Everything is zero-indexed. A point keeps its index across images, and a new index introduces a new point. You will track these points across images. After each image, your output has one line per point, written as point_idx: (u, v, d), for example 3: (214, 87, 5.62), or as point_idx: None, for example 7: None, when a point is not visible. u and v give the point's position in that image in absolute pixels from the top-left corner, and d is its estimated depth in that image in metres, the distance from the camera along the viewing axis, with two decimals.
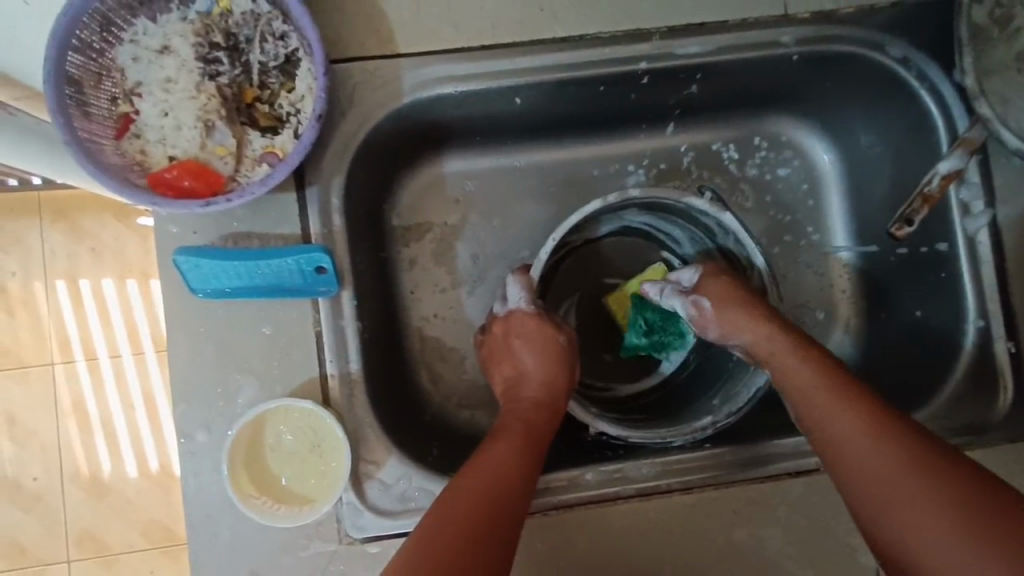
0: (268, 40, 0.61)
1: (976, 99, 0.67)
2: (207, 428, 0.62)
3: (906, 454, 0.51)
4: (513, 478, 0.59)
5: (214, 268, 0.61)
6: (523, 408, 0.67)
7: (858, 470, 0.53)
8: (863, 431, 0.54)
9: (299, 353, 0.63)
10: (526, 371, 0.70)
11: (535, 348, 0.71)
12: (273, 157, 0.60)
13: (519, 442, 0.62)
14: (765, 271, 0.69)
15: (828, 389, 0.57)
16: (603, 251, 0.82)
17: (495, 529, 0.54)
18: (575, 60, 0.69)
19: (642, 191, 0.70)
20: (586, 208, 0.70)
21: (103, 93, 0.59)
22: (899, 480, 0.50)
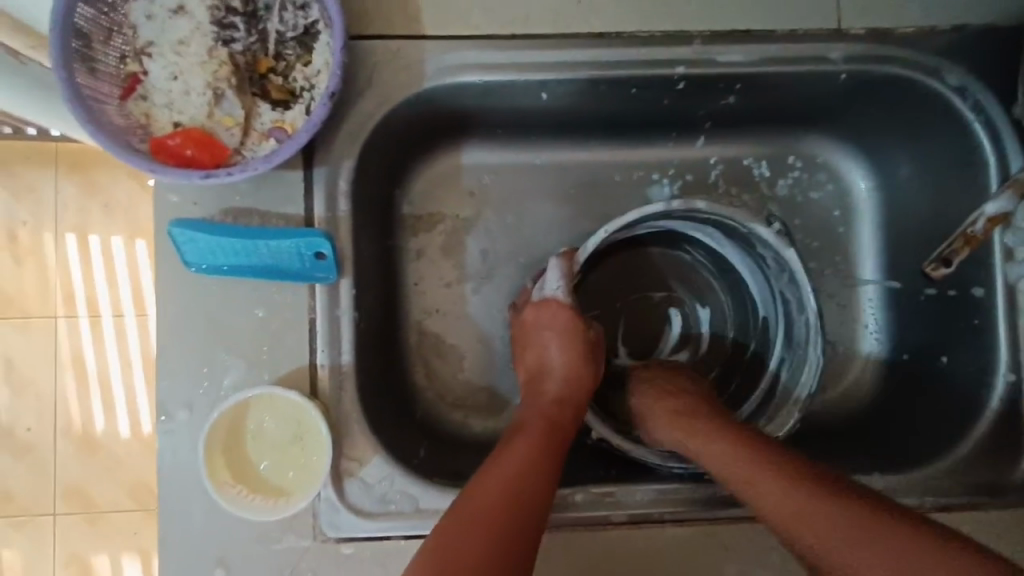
0: (288, 9, 0.58)
1: None
2: (189, 407, 0.60)
3: (839, 510, 0.49)
4: (535, 468, 0.56)
5: (210, 243, 0.58)
6: (548, 402, 0.64)
7: (819, 535, 0.49)
8: (810, 498, 0.50)
9: (290, 338, 0.60)
10: (557, 368, 0.67)
11: (573, 345, 0.68)
12: (282, 133, 0.58)
13: (544, 438, 0.60)
14: (815, 313, 0.69)
15: (748, 456, 0.55)
16: (649, 262, 0.80)
17: (519, 526, 0.52)
18: (607, 59, 0.65)
19: (710, 204, 0.68)
20: (646, 208, 0.68)
21: (112, 50, 0.56)
22: (855, 545, 0.47)
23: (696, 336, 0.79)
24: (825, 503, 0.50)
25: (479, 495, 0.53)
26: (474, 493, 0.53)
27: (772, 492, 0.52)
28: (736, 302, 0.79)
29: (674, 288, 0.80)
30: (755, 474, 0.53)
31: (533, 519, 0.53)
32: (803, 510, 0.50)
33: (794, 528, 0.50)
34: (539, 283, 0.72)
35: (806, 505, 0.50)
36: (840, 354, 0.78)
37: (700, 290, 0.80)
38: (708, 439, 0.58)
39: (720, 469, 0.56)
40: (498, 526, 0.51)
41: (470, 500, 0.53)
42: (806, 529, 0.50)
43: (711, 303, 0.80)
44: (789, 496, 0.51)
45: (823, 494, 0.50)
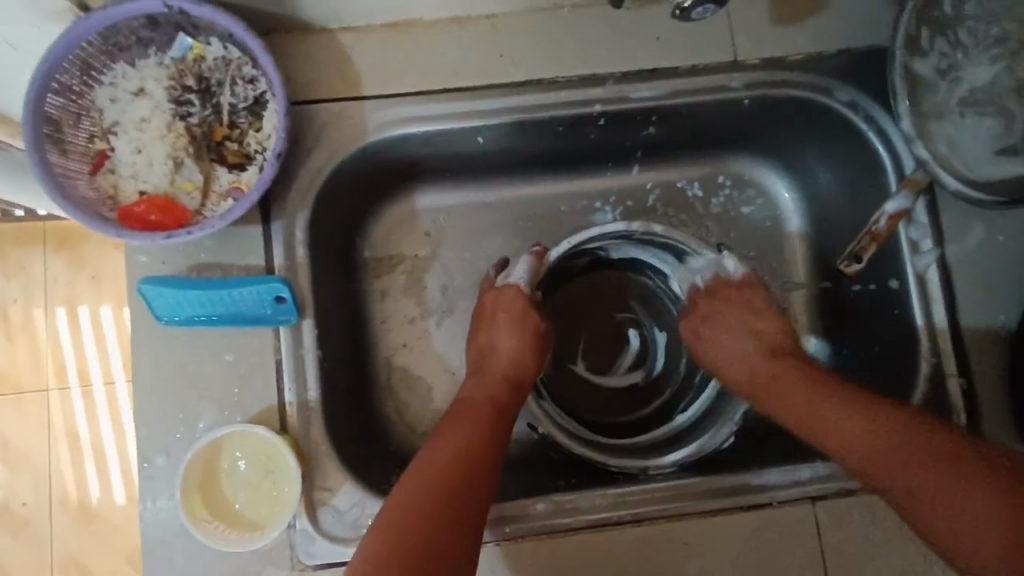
0: (238, 83, 0.65)
1: (914, 142, 0.68)
2: (167, 452, 0.64)
3: (892, 434, 0.57)
4: (480, 441, 0.62)
5: (178, 297, 0.64)
6: (492, 380, 0.70)
7: (872, 460, 0.58)
8: (856, 420, 0.59)
9: (258, 379, 0.65)
10: (503, 350, 0.71)
11: (521, 329, 0.73)
12: (239, 192, 0.64)
13: (487, 415, 0.65)
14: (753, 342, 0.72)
15: (851, 394, 0.62)
16: (615, 283, 0.84)
17: (471, 482, 0.58)
18: (531, 103, 0.72)
19: (668, 229, 0.74)
20: (608, 227, 0.74)
21: (81, 132, 0.63)
22: (908, 466, 0.55)
23: (650, 356, 0.83)
24: (873, 425, 0.58)
25: (409, 487, 0.57)
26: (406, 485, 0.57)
27: (856, 422, 0.60)
28: None
29: (632, 313, 0.84)
30: (906, 434, 0.57)
31: (481, 487, 0.59)
32: (871, 434, 0.58)
33: (892, 467, 0.56)
34: (504, 272, 0.79)
35: (929, 461, 0.55)
36: None
37: (659, 315, 0.84)
38: (823, 394, 0.63)
39: (818, 410, 0.62)
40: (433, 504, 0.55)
41: (403, 492, 0.56)
42: (875, 469, 0.57)
43: (668, 326, 0.84)
44: (908, 443, 0.56)
45: (902, 420, 0.58)
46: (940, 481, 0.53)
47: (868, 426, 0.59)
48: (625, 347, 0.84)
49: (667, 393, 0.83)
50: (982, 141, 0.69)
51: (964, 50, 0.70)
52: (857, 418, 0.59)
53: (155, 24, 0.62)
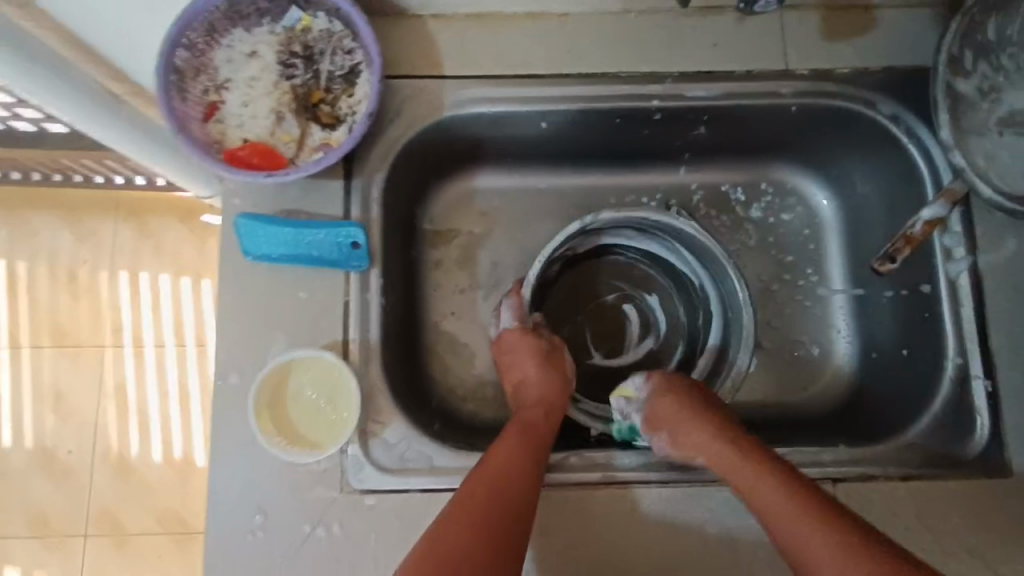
0: (337, 53, 0.73)
1: (954, 152, 0.72)
2: (240, 373, 0.70)
3: (828, 523, 0.59)
4: (515, 467, 0.65)
5: (266, 235, 0.71)
6: (527, 410, 0.74)
7: (799, 545, 0.59)
8: (796, 507, 0.61)
9: (327, 317, 0.72)
10: (535, 380, 0.77)
11: (541, 361, 0.78)
12: (329, 147, 0.72)
13: (524, 441, 0.69)
14: (741, 286, 0.80)
15: (785, 478, 0.64)
16: (596, 275, 0.91)
17: (512, 516, 0.62)
18: (595, 93, 0.78)
19: (623, 211, 0.82)
20: (568, 228, 0.82)
21: (198, 84, 0.71)
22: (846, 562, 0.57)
23: (653, 325, 0.90)
24: (811, 512, 0.60)
25: (480, 485, 0.64)
26: (484, 475, 0.65)
27: (792, 506, 0.61)
28: (679, 291, 0.90)
29: (621, 287, 0.91)
30: (838, 530, 0.59)
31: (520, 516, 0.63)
32: (797, 519, 0.60)
33: (823, 557, 0.58)
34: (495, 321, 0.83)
35: (853, 551, 0.57)
36: (817, 355, 0.87)
37: (645, 282, 0.92)
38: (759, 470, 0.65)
39: (797, 541, 0.60)
40: (501, 507, 0.62)
41: (482, 481, 0.64)
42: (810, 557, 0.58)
43: (659, 292, 0.91)
44: (839, 537, 0.58)
45: (828, 511, 0.60)
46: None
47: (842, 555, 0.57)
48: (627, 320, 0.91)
49: (679, 352, 0.89)
50: (1020, 158, 0.73)
51: (1006, 73, 0.74)
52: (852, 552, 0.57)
53: None
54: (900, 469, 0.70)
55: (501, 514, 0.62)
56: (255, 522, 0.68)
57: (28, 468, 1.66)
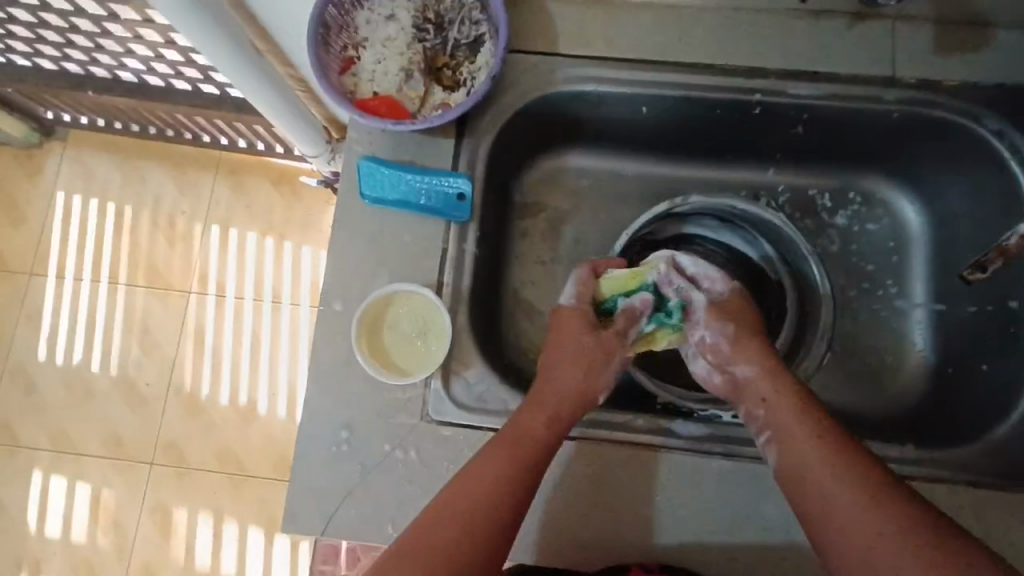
0: (465, 24, 0.80)
1: None
2: (343, 301, 0.77)
3: (852, 475, 0.61)
4: (495, 489, 0.64)
5: (383, 179, 0.78)
6: (535, 416, 0.69)
7: (815, 487, 0.62)
8: (822, 453, 0.63)
9: (426, 261, 0.78)
10: (570, 375, 0.73)
11: (583, 356, 0.74)
12: (448, 107, 0.78)
13: (511, 455, 0.66)
14: (821, 280, 0.85)
15: (818, 426, 0.65)
16: (674, 260, 0.93)
17: (479, 531, 0.62)
18: (700, 83, 0.82)
19: (709, 198, 0.86)
20: (656, 209, 0.87)
21: (340, 40, 0.79)
22: (857, 512, 0.58)
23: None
24: (839, 462, 0.62)
25: (499, 474, 0.65)
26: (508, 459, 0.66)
27: (818, 453, 0.63)
28: (755, 289, 0.91)
29: None
30: (859, 483, 0.60)
31: (493, 533, 0.62)
32: (822, 465, 0.62)
33: (834, 507, 0.60)
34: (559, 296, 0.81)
35: (868, 505, 0.58)
36: (889, 365, 0.88)
37: (721, 276, 0.93)
38: (798, 413, 0.67)
39: (809, 484, 0.62)
40: (525, 491, 0.65)
41: (506, 467, 0.65)
42: (822, 502, 0.61)
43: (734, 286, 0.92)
44: (860, 488, 0.59)
45: (858, 462, 0.61)
46: (879, 536, 0.56)
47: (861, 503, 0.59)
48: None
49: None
50: None
51: None
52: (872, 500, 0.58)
53: None
54: (968, 475, 0.72)
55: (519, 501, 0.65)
56: (341, 436, 0.74)
57: (110, 391, 1.85)
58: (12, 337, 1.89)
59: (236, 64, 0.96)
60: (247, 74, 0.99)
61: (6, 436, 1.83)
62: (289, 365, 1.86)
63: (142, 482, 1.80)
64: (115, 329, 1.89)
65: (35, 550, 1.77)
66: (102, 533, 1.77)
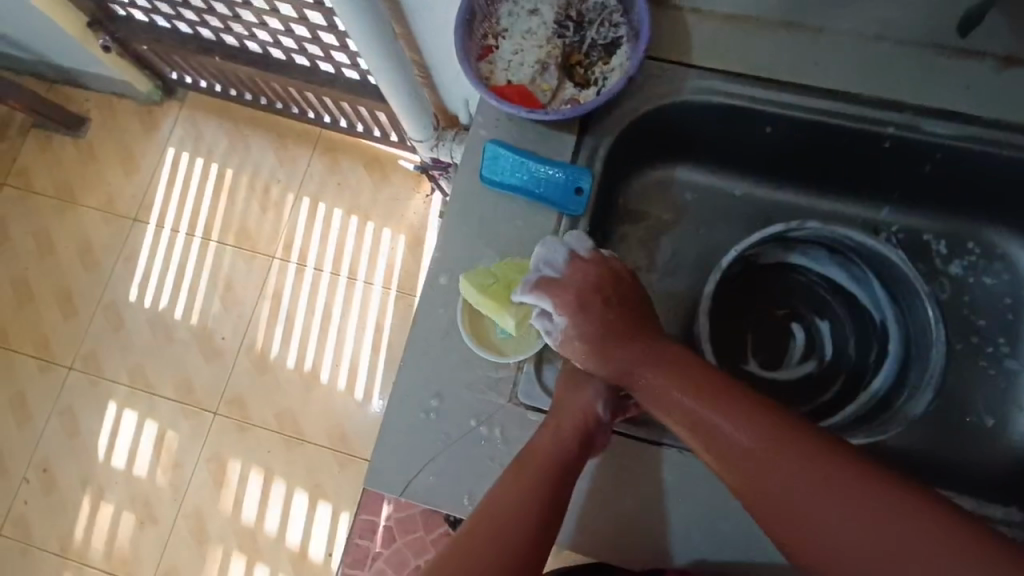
0: (604, 25, 0.82)
1: None
2: (449, 275, 0.80)
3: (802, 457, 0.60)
4: (525, 506, 0.66)
5: (506, 164, 0.80)
6: (547, 437, 0.70)
7: (777, 492, 0.60)
8: (769, 445, 0.61)
9: (535, 248, 0.80)
10: (577, 394, 0.72)
11: (586, 374, 0.73)
12: (576, 104, 0.80)
13: (534, 471, 0.68)
14: (936, 319, 0.80)
15: (756, 418, 0.63)
16: (772, 285, 0.92)
17: (521, 543, 0.64)
18: (832, 108, 0.81)
19: (825, 225, 0.83)
20: (769, 229, 0.84)
21: (483, 28, 0.82)
22: (821, 504, 0.58)
23: (820, 349, 0.90)
24: (722, 423, 0.63)
25: (508, 498, 0.66)
26: (516, 477, 0.68)
27: (764, 448, 0.61)
28: (853, 325, 0.90)
29: (795, 305, 0.92)
30: (820, 472, 0.59)
31: (536, 544, 0.65)
32: (773, 467, 0.60)
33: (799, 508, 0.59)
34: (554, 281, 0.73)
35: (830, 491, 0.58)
36: (991, 426, 0.84)
37: (820, 307, 0.91)
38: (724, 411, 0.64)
39: (783, 510, 0.60)
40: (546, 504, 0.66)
41: (512, 483, 0.67)
42: (785, 504, 0.60)
43: (833, 319, 0.91)
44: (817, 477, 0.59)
45: (806, 447, 0.60)
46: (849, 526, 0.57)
47: (847, 515, 0.57)
48: (794, 338, 0.91)
49: (840, 382, 0.89)
50: None
51: None
52: (846, 508, 0.57)
53: None
54: None
55: (539, 510, 0.66)
56: (431, 404, 0.76)
57: (188, 339, 1.96)
58: (109, 276, 2.03)
59: (372, 41, 1.01)
60: (380, 52, 1.04)
61: (91, 366, 1.95)
62: (355, 339, 1.92)
63: (204, 429, 1.89)
64: (201, 282, 2.00)
65: (99, 477, 1.88)
66: (162, 472, 1.87)
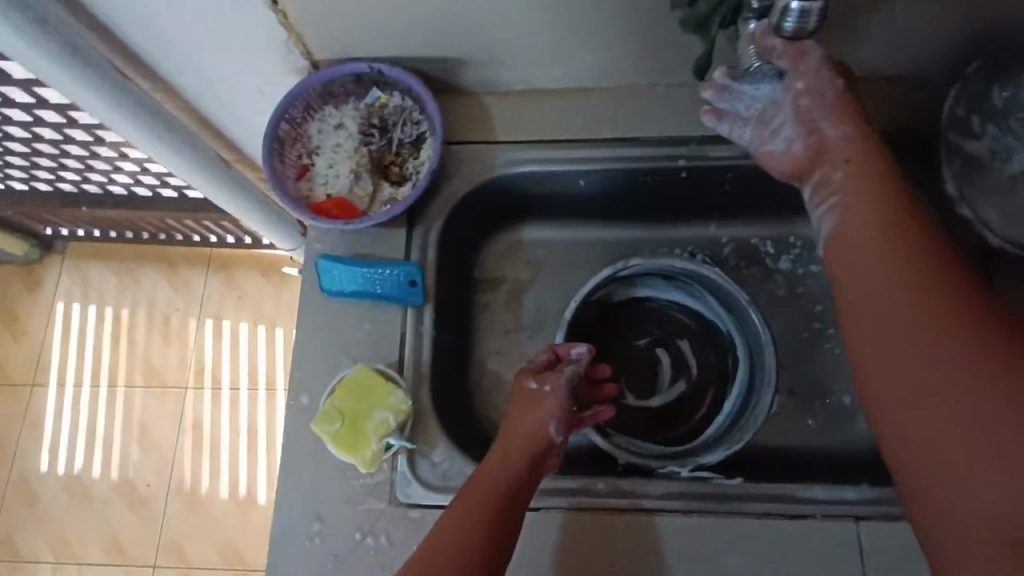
0: (407, 124, 0.88)
1: (959, 203, 0.77)
2: (309, 393, 0.81)
3: (914, 273, 0.58)
4: (465, 547, 0.63)
5: (341, 274, 0.83)
6: (492, 469, 0.70)
7: (865, 275, 0.61)
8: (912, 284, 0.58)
9: (387, 346, 0.83)
10: (532, 416, 0.75)
11: (543, 401, 0.76)
12: (395, 202, 0.85)
13: (470, 509, 0.66)
14: (759, 319, 0.87)
15: (892, 230, 0.62)
16: (630, 317, 0.98)
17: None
18: (628, 154, 0.89)
19: (644, 259, 0.90)
20: (598, 275, 0.91)
21: (295, 150, 0.87)
22: (913, 330, 0.56)
23: (686, 368, 0.96)
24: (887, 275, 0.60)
25: (443, 543, 0.63)
26: (454, 517, 0.66)
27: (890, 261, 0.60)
28: (709, 336, 0.96)
29: (655, 331, 0.97)
30: (934, 368, 0.54)
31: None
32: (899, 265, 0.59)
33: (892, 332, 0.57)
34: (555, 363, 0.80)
35: (931, 331, 0.55)
36: (848, 403, 0.90)
37: (677, 328, 0.97)
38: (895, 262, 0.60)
39: (869, 313, 0.59)
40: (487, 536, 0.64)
41: (459, 517, 0.65)
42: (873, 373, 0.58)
43: (691, 336, 0.96)
44: (928, 323, 0.55)
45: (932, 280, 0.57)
46: (953, 379, 0.52)
47: (926, 310, 0.56)
48: (660, 363, 0.96)
49: (711, 395, 0.94)
50: None
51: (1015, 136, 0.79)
52: (946, 373, 0.53)
53: (358, 81, 0.87)
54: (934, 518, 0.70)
55: (479, 544, 0.63)
56: (313, 529, 0.76)
57: (112, 494, 1.86)
58: (17, 449, 1.93)
59: (209, 181, 1.04)
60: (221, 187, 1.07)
61: (9, 551, 1.82)
62: None
63: None
64: (115, 431, 1.92)
65: None
66: None
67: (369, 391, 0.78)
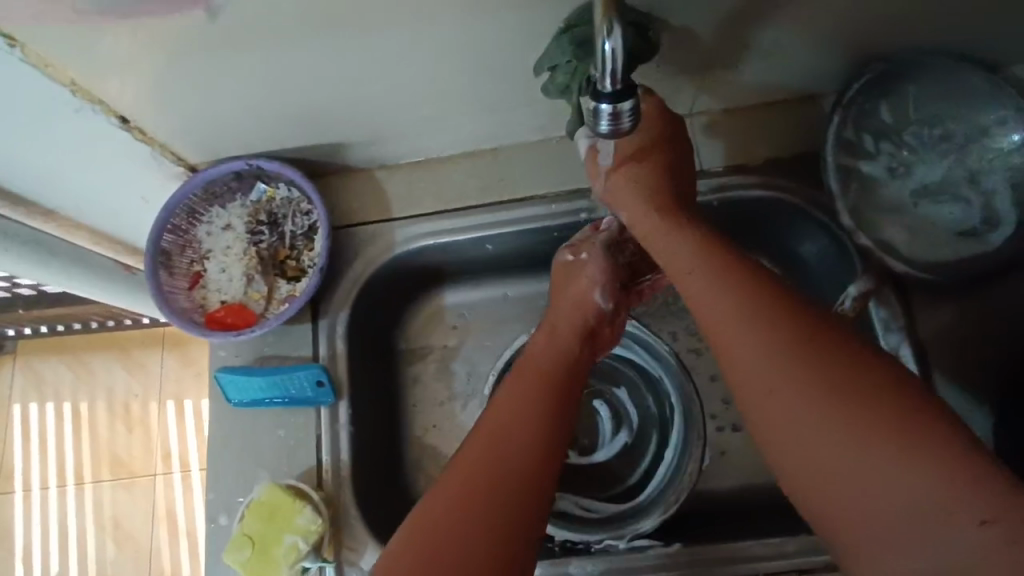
0: (298, 216, 0.85)
1: (856, 233, 0.74)
2: (228, 512, 0.78)
3: (786, 337, 0.55)
4: (502, 464, 0.60)
5: (245, 384, 0.80)
6: (535, 365, 0.70)
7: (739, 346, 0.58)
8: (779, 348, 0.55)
9: (302, 450, 0.79)
10: (574, 285, 0.76)
11: (586, 264, 0.77)
12: (292, 298, 0.82)
13: (508, 416, 0.63)
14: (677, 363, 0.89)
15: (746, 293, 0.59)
16: None
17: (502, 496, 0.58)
18: (529, 214, 0.86)
19: None
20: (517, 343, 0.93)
21: (185, 258, 0.84)
22: (801, 400, 0.53)
23: (625, 417, 0.92)
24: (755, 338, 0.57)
25: (472, 459, 0.60)
26: (481, 441, 0.62)
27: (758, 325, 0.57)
28: (643, 382, 0.92)
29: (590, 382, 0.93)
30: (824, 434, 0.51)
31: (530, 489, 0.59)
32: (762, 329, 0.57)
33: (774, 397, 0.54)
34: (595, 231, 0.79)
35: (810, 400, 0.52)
36: None
37: (610, 376, 0.93)
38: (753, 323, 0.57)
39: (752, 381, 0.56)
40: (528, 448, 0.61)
41: (488, 439, 0.62)
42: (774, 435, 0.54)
43: (626, 383, 0.93)
44: (812, 385, 0.53)
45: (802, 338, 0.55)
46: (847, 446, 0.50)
47: (807, 378, 0.53)
48: (598, 416, 0.93)
49: (653, 442, 0.90)
50: (943, 224, 0.75)
51: (910, 149, 0.77)
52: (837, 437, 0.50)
53: (240, 178, 0.84)
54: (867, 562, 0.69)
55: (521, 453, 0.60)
56: None
57: None
58: None
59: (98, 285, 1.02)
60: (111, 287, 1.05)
61: None
62: None
63: None
64: (88, 528, 1.88)
65: None
66: None
67: (276, 516, 0.75)
